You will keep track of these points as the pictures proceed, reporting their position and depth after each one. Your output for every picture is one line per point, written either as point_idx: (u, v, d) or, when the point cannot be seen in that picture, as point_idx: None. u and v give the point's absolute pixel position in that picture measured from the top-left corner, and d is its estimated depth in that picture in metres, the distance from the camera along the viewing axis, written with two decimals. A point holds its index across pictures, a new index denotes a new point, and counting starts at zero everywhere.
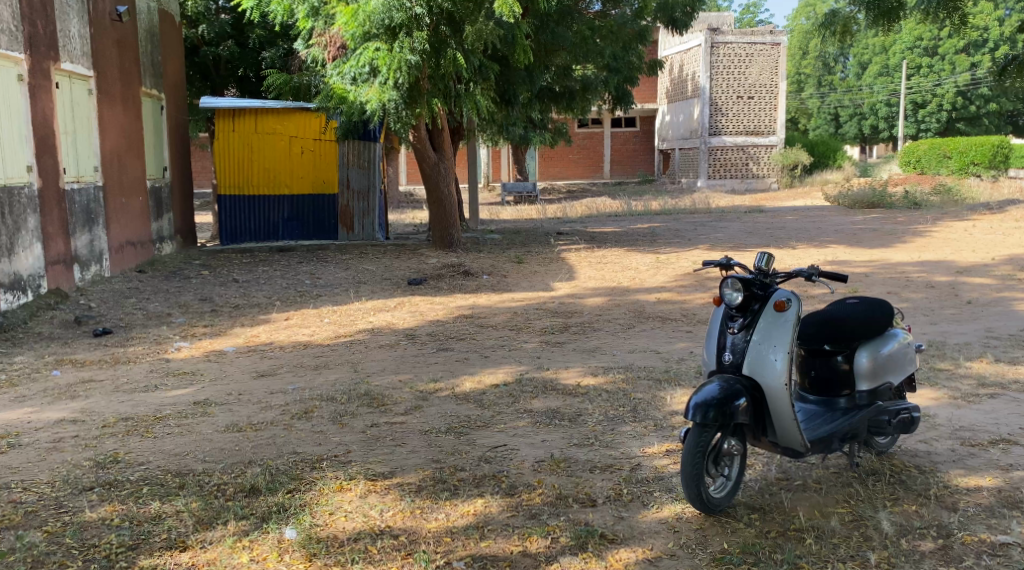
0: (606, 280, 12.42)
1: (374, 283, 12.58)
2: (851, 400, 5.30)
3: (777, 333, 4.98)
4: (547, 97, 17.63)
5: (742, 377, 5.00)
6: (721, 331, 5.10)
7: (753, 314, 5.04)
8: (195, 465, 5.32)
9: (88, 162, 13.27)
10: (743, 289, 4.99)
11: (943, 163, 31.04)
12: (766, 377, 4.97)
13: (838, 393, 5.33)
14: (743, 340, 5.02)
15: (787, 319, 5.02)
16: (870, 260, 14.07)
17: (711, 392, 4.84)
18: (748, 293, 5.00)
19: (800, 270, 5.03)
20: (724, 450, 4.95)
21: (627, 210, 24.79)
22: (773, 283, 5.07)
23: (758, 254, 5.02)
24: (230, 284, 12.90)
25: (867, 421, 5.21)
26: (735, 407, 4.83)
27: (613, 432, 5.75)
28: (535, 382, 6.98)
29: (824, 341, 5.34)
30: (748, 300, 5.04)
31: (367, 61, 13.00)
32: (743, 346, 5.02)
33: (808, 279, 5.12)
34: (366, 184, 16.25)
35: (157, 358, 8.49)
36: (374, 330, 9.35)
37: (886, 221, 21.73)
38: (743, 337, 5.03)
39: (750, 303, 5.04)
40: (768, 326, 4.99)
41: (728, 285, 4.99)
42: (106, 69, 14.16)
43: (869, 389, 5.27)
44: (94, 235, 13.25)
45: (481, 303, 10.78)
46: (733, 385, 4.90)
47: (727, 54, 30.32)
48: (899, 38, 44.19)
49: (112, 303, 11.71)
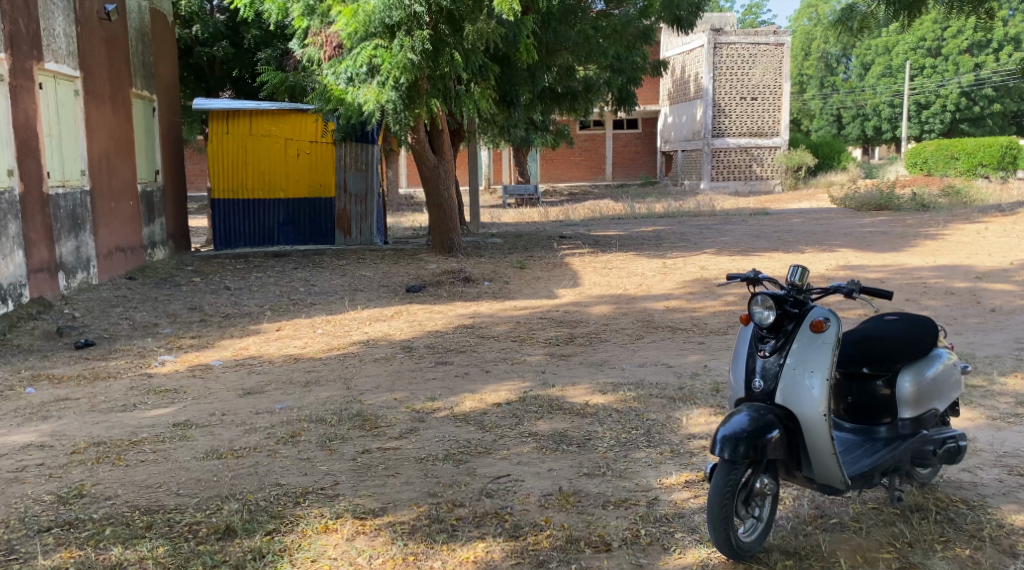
0: (612, 287, 11.94)
1: (371, 290, 12.11)
2: (892, 428, 4.94)
3: (813, 357, 4.61)
4: (547, 98, 17.14)
5: (775, 407, 4.62)
6: (750, 354, 4.71)
7: (786, 335, 4.66)
8: (166, 500, 4.86)
9: (73, 166, 12.82)
10: (775, 308, 4.60)
11: (950, 164, 30.65)
12: (802, 406, 4.59)
13: (879, 421, 4.97)
14: (775, 364, 4.64)
15: (824, 341, 4.64)
16: (884, 265, 13.60)
17: (740, 425, 4.46)
18: (780, 313, 4.62)
19: (838, 287, 4.67)
20: (756, 489, 4.55)
21: (631, 213, 24.32)
22: (808, 300, 4.69)
23: (790, 268, 4.64)
24: (222, 292, 12.44)
25: (910, 452, 4.87)
26: (766, 441, 4.46)
27: (626, 460, 5.28)
28: (539, 400, 6.52)
29: (863, 363, 4.97)
30: (781, 320, 4.66)
31: (365, 61, 12.54)
32: (775, 370, 4.64)
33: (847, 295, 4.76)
34: (363, 187, 15.87)
35: (139, 373, 8.03)
36: (369, 342, 8.88)
37: (895, 223, 21.26)
38: (775, 361, 4.65)
39: (783, 323, 4.66)
40: (804, 348, 4.61)
41: (758, 303, 4.61)
42: (94, 70, 13.70)
43: (913, 417, 4.91)
44: (80, 241, 12.79)
45: (483, 312, 10.31)
46: (764, 416, 4.53)
47: (730, 55, 29.82)
48: (902, 38, 43.72)
49: (98, 313, 11.25)
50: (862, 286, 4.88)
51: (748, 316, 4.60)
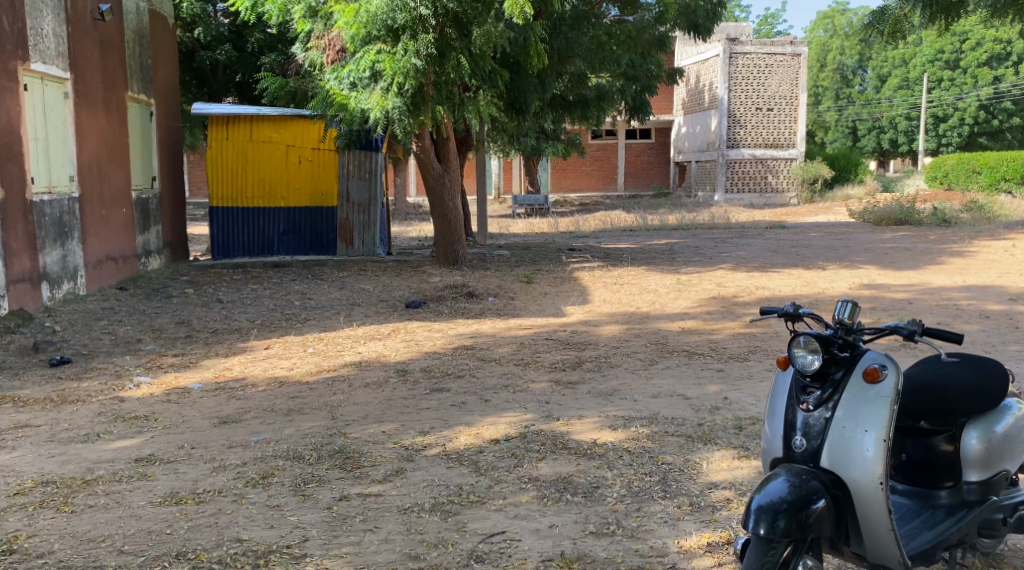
0: (623, 305, 11.30)
1: (369, 305, 11.50)
2: (954, 493, 4.58)
3: (866, 411, 4.20)
4: (559, 107, 16.58)
5: (821, 472, 4.22)
6: (791, 406, 4.32)
7: (834, 384, 4.26)
8: (106, 560, 4.30)
9: (61, 171, 12.26)
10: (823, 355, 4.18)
11: (972, 178, 29.91)
12: (853, 471, 4.19)
13: (940, 485, 4.60)
14: (821, 418, 4.23)
15: (878, 393, 4.23)
16: (910, 284, 12.92)
17: (779, 493, 4.09)
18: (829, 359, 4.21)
19: (896, 327, 4.25)
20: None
21: (644, 225, 23.68)
22: (859, 343, 4.28)
23: (839, 305, 4.23)
24: (213, 305, 11.84)
25: (979, 521, 4.52)
26: (809, 512, 4.08)
27: (639, 515, 4.67)
28: (543, 436, 5.89)
29: (921, 418, 4.57)
30: (829, 365, 4.25)
31: (369, 65, 11.90)
32: (821, 425, 4.23)
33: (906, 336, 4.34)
34: (366, 196, 15.11)
35: (110, 396, 7.42)
36: (361, 363, 8.28)
37: (917, 239, 20.57)
38: (821, 414, 4.24)
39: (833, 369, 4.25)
40: (856, 400, 4.21)
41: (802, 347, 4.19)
42: (85, 71, 13.12)
43: (980, 481, 4.55)
44: (67, 250, 12.22)
45: (486, 332, 9.69)
46: (807, 482, 4.14)
47: (746, 64, 29.20)
48: (920, 50, 43.03)
49: (81, 327, 10.66)
50: (926, 326, 4.43)
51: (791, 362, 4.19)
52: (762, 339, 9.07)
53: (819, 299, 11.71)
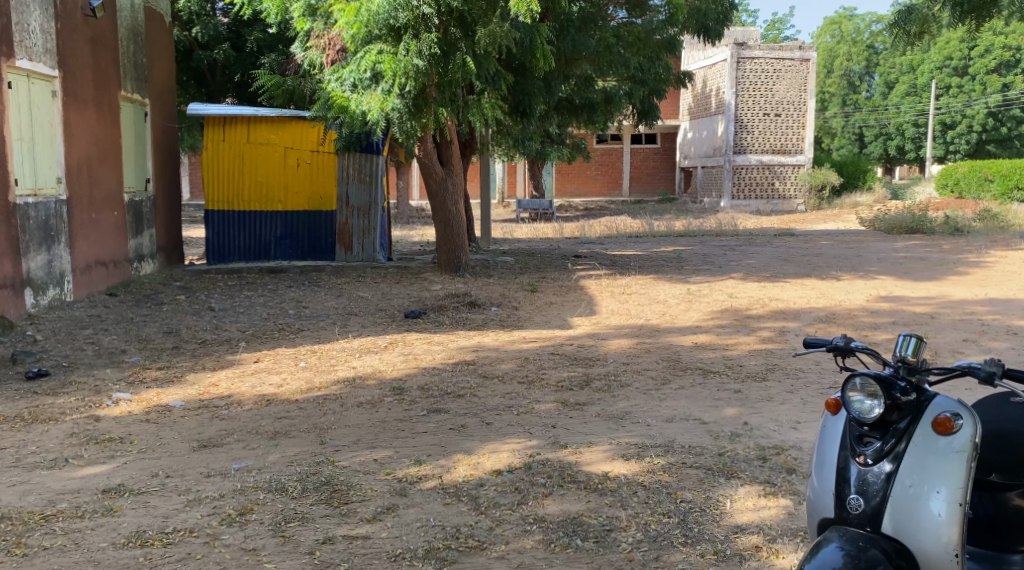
0: (631, 317, 10.81)
1: (366, 314, 11.02)
2: None
3: (933, 470, 4.10)
4: (563, 110, 16.12)
5: (881, 536, 4.12)
6: (846, 461, 4.20)
7: (898, 433, 4.15)
8: None
9: (48, 173, 11.80)
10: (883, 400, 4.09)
11: (984, 187, 29.38)
12: (919, 538, 4.09)
13: (1013, 548, 4.50)
14: (880, 476, 4.13)
15: (948, 445, 4.12)
16: (929, 296, 12.43)
17: (835, 562, 4.00)
18: (890, 406, 4.11)
19: (970, 368, 4.18)
20: None
21: (650, 232, 23.16)
22: (926, 391, 4.17)
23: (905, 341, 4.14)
24: (204, 314, 11.36)
25: None
26: None
27: (659, 566, 4.42)
28: (549, 467, 5.41)
29: (991, 471, 4.57)
30: (894, 413, 4.14)
31: (369, 67, 11.36)
32: (880, 484, 4.12)
33: (981, 379, 4.23)
34: (367, 201, 14.62)
35: (85, 414, 6.92)
36: (354, 381, 7.80)
37: (930, 249, 20.04)
38: (880, 472, 4.13)
39: (897, 417, 4.14)
40: (922, 456, 4.10)
41: (859, 393, 4.11)
42: (75, 69, 12.65)
43: None
44: (53, 254, 11.74)
45: (488, 345, 9.21)
46: (865, 551, 4.04)
47: (753, 69, 28.71)
48: (929, 56, 42.49)
49: (64, 335, 10.17)
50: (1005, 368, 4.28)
51: (848, 410, 4.11)
52: (779, 357, 8.59)
53: (835, 313, 11.21)
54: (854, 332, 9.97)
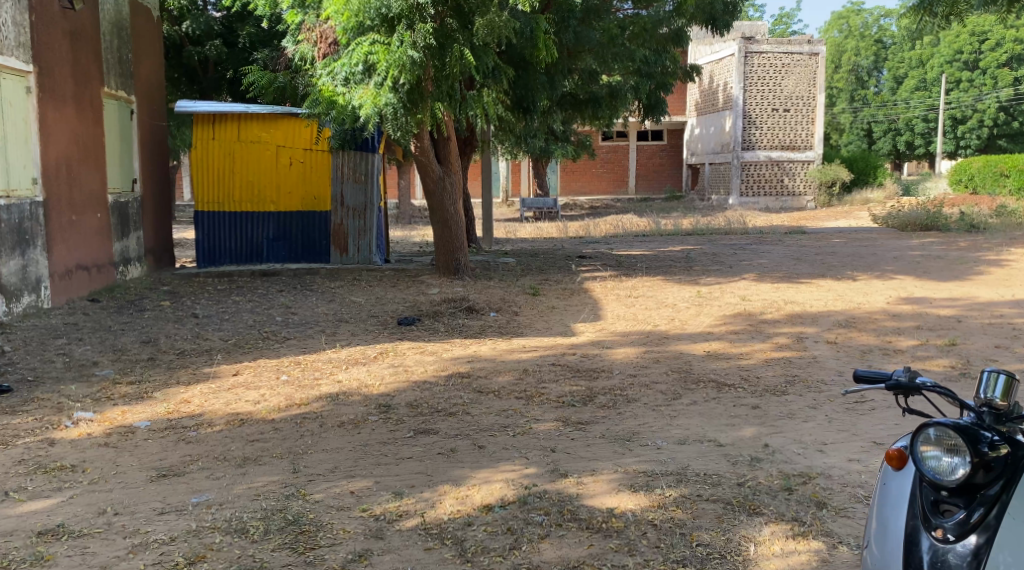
0: (638, 322, 10.18)
1: (358, 321, 10.41)
2: None
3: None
4: (568, 105, 15.37)
5: None
6: (927, 530, 4.09)
7: (986, 501, 4.01)
8: None
9: (23, 173, 11.23)
10: (965, 459, 3.99)
11: (999, 181, 28.71)
12: None
13: None
14: (964, 547, 4.00)
15: None
16: (952, 298, 11.79)
17: None
18: (974, 469, 3.99)
19: None
20: None
21: (657, 231, 22.50)
22: (1017, 452, 4.03)
23: (989, 388, 4.10)
24: (187, 321, 10.73)
25: None
26: None
27: None
28: (547, 502, 4.87)
29: None
30: (981, 475, 4.01)
31: (361, 59, 10.63)
32: (965, 555, 3.99)
33: None
34: (362, 201, 13.99)
35: (41, 438, 6.31)
36: (338, 397, 7.18)
37: (947, 246, 19.36)
38: (965, 543, 4.00)
39: (986, 482, 4.01)
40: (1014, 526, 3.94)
41: (938, 451, 4.03)
42: (52, 65, 12.05)
43: None
44: (27, 259, 11.15)
45: (485, 355, 8.59)
46: None
47: (762, 64, 27.93)
48: (938, 50, 41.74)
49: (35, 345, 9.54)
50: None
51: (923, 467, 4.04)
52: (798, 369, 7.96)
53: (855, 316, 10.57)
54: (877, 337, 9.32)
